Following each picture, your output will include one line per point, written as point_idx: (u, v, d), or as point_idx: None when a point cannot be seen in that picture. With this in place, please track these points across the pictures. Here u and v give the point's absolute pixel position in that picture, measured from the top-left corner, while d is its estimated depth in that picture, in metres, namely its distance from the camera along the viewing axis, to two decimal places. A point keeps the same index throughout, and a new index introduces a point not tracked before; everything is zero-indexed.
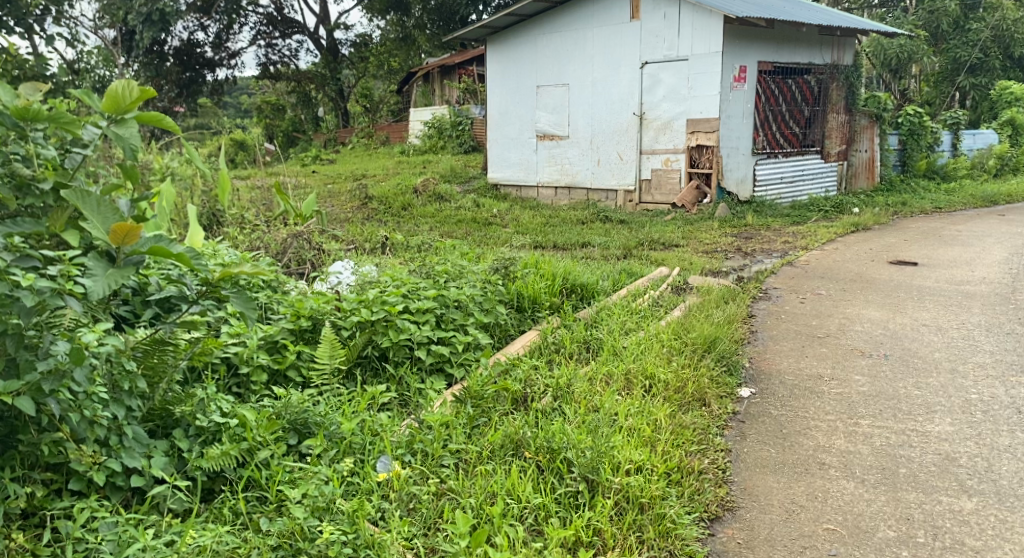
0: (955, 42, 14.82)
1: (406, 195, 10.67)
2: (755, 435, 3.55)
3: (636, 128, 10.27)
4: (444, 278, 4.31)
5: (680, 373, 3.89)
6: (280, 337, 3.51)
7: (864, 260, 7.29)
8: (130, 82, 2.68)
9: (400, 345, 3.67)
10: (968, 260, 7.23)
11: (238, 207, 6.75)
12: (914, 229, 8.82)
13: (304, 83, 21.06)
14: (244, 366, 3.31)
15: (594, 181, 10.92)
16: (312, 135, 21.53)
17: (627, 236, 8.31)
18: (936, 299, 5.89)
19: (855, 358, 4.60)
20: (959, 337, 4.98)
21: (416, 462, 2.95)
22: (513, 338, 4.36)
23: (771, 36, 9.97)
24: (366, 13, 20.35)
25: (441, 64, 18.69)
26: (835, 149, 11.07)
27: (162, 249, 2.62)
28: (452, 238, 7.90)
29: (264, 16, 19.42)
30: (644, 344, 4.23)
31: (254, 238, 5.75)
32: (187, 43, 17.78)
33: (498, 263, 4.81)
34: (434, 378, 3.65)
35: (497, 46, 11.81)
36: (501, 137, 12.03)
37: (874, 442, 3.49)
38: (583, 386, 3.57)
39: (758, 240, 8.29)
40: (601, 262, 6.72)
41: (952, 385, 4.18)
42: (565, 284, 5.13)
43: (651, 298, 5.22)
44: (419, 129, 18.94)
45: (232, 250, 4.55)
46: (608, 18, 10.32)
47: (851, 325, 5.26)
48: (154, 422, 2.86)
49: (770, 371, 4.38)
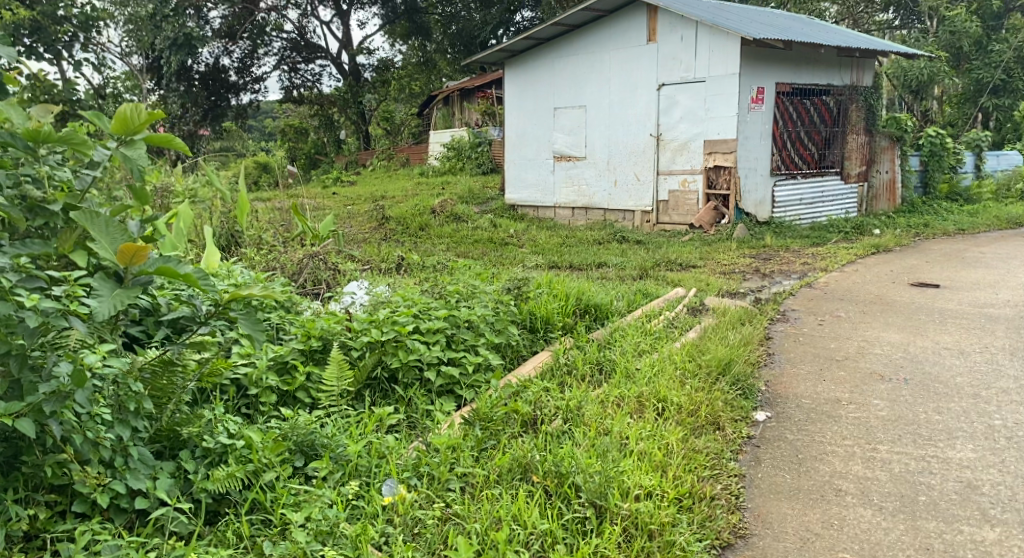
0: (977, 63, 14.72)
1: (423, 215, 10.70)
2: (770, 460, 3.48)
3: (653, 149, 10.25)
4: (455, 298, 4.30)
5: (694, 396, 3.83)
6: (289, 358, 3.48)
7: (885, 282, 7.20)
8: (139, 104, 2.70)
9: (409, 366, 3.64)
10: (991, 282, 7.12)
11: (258, 228, 6.76)
12: (936, 251, 8.71)
13: (326, 106, 21.23)
14: (253, 387, 3.27)
15: (611, 201, 10.89)
16: (333, 157, 21.64)
17: (644, 257, 8.27)
18: (958, 322, 5.79)
19: (874, 383, 4.51)
20: (982, 361, 4.88)
21: (422, 486, 2.91)
22: (525, 359, 4.33)
23: (789, 58, 9.94)
24: (387, 37, 20.55)
25: (461, 87, 18.82)
26: (856, 171, 10.94)
27: (169, 270, 2.61)
28: (468, 259, 7.88)
29: (288, 41, 19.64)
30: (657, 366, 4.18)
31: (271, 259, 5.77)
32: (212, 68, 18.03)
33: (511, 284, 4.80)
34: (443, 400, 3.61)
35: (514, 68, 11.86)
36: (519, 158, 12.04)
37: (892, 469, 3.40)
38: (594, 409, 3.52)
39: (777, 261, 8.22)
40: (617, 282, 6.68)
41: (975, 410, 4.10)
42: (579, 303, 5.09)
43: (666, 319, 5.18)
44: (438, 151, 19.07)
45: (248, 271, 4.56)
46: (625, 40, 10.33)
47: (871, 348, 5.18)
48: (161, 443, 2.83)
49: (786, 395, 4.31)
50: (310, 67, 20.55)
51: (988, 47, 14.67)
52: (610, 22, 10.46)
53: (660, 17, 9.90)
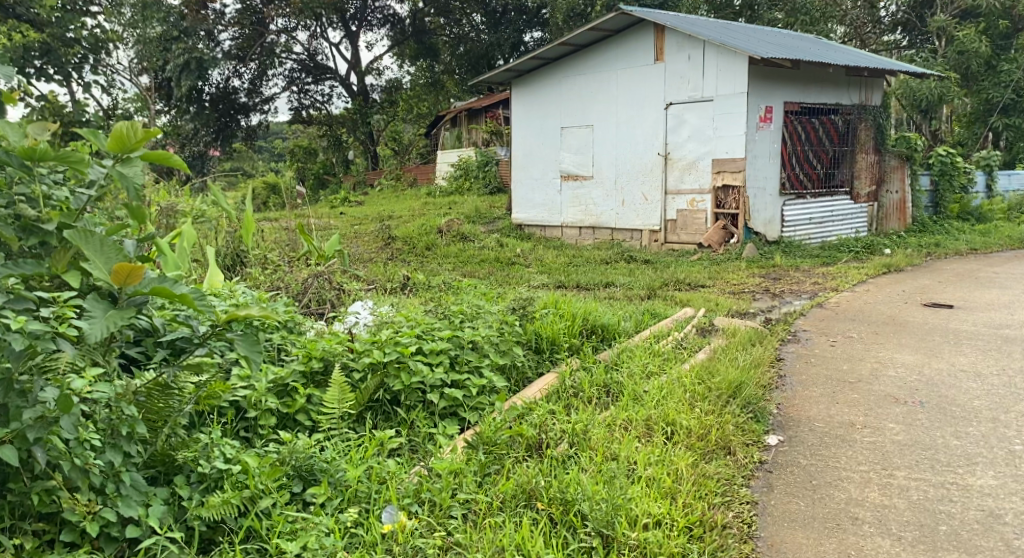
0: (985, 83, 14.65)
1: (429, 235, 10.64)
2: (783, 486, 3.38)
3: (661, 168, 10.19)
4: (459, 319, 4.22)
5: (703, 420, 3.73)
6: (290, 381, 3.39)
7: (898, 302, 7.09)
8: (134, 121, 2.63)
9: (412, 388, 3.55)
10: (1006, 303, 7.01)
11: (264, 248, 6.72)
12: (949, 271, 8.60)
13: (336, 127, 21.27)
14: (252, 410, 3.17)
15: (619, 221, 10.82)
16: (342, 177, 21.64)
17: (652, 276, 8.19)
18: (974, 343, 5.68)
19: (888, 406, 4.40)
20: (1000, 384, 4.76)
21: (423, 513, 2.81)
22: (531, 381, 4.25)
23: (797, 77, 9.89)
24: (396, 59, 20.65)
25: (469, 108, 18.83)
26: (865, 191, 10.88)
27: (164, 290, 2.54)
28: (474, 279, 7.82)
29: (298, 63, 19.71)
30: (666, 388, 4.08)
31: (275, 279, 5.73)
32: (222, 89, 18.05)
33: (516, 303, 4.72)
34: (446, 422, 3.52)
35: (521, 88, 11.84)
36: (526, 177, 12.00)
37: (911, 496, 3.30)
38: (600, 432, 3.42)
39: (787, 281, 8.13)
40: (624, 302, 6.59)
41: (994, 435, 4.00)
42: (585, 324, 5.00)
43: (674, 339, 5.09)
44: (447, 171, 19.11)
45: (250, 290, 4.51)
46: (633, 59, 10.30)
47: (885, 370, 5.07)
48: (156, 468, 2.74)
49: (798, 418, 4.20)
50: (320, 88, 20.62)
51: (997, 66, 14.59)
52: (617, 42, 10.44)
53: (667, 36, 9.88)
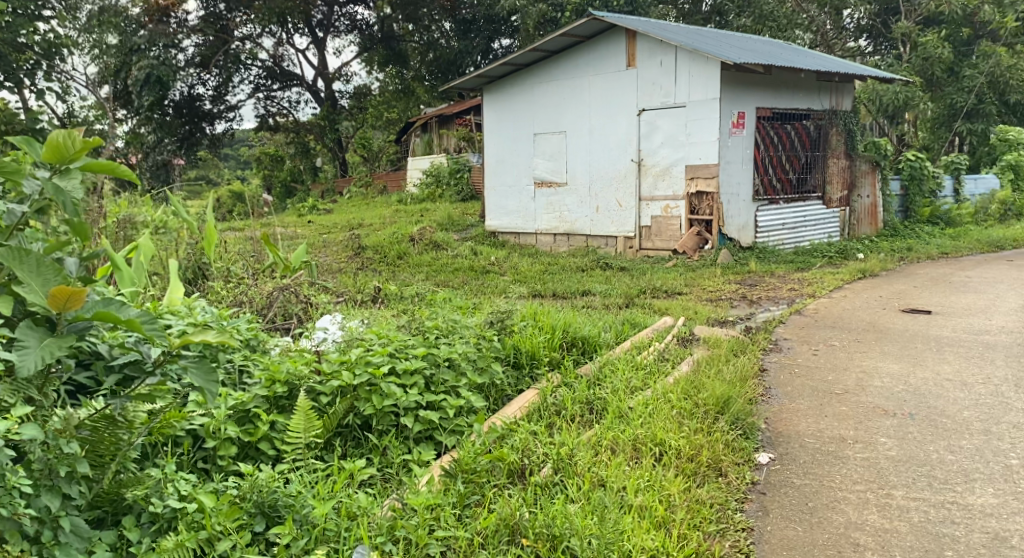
0: (949, 89, 14.75)
1: (401, 243, 10.40)
2: (779, 510, 3.20)
3: (635, 174, 10.05)
4: (434, 335, 4.00)
5: (692, 439, 3.55)
6: (252, 406, 3.15)
7: (876, 308, 6.98)
8: (71, 131, 2.41)
9: (384, 412, 3.33)
10: (983, 308, 6.92)
11: (227, 259, 6.47)
12: (923, 275, 8.55)
13: (303, 134, 20.90)
14: (210, 439, 2.92)
15: (593, 228, 10.66)
16: (310, 185, 21.26)
17: (629, 284, 8.04)
18: (956, 350, 5.57)
19: (878, 419, 4.25)
20: (987, 394, 4.64)
21: (398, 553, 2.59)
22: (510, 398, 4.07)
23: (769, 82, 9.80)
24: (364, 65, 20.39)
25: (438, 114, 18.57)
26: (837, 195, 10.81)
27: (108, 315, 2.35)
28: (448, 289, 7.65)
29: (263, 69, 19.26)
30: (652, 405, 3.90)
31: (238, 292, 5.49)
32: (187, 97, 17.70)
33: (494, 317, 4.52)
34: (422, 448, 3.31)
35: (493, 94, 11.64)
36: (499, 184, 11.81)
37: (911, 518, 3.15)
38: (587, 456, 3.22)
39: (763, 287, 8.02)
40: (602, 311, 6.43)
41: (988, 449, 3.86)
42: (566, 337, 4.82)
43: (656, 351, 4.92)
44: (417, 178, 18.90)
45: (209, 304, 4.27)
46: (606, 65, 10.15)
47: (871, 380, 4.92)
48: (102, 509, 2.52)
49: (788, 434, 4.04)
50: (286, 95, 20.28)
51: (960, 72, 14.72)
52: (589, 48, 10.30)
53: (639, 42, 9.75)
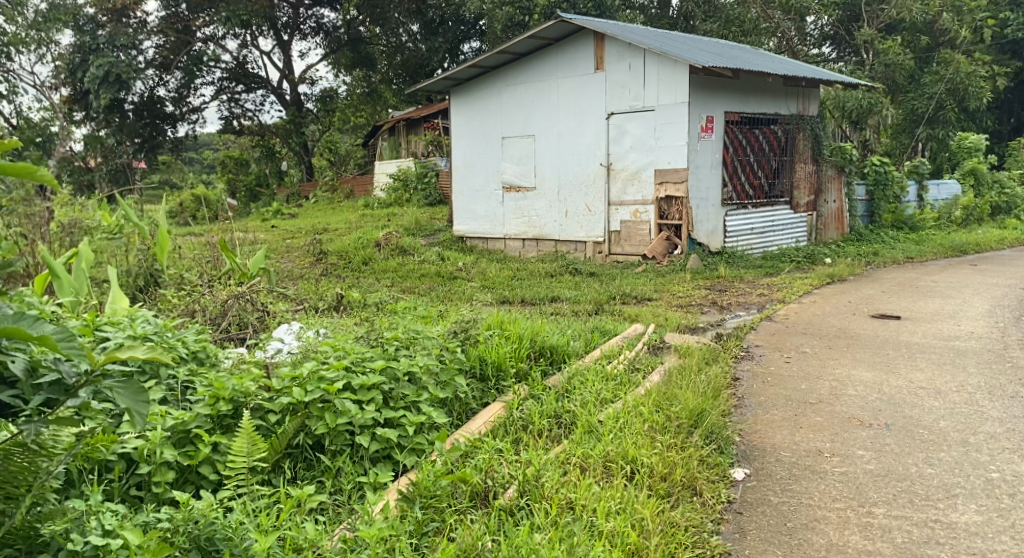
0: (910, 95, 14.84)
1: (367, 249, 10.15)
2: (757, 532, 3.06)
3: (604, 178, 9.91)
4: (393, 346, 3.79)
5: (666, 456, 3.37)
6: (193, 426, 2.92)
7: (845, 313, 6.88)
8: None
9: (338, 431, 3.12)
10: (951, 313, 6.86)
11: (181, 267, 6.22)
12: (890, 280, 8.48)
13: (268, 137, 20.51)
14: (144, 464, 2.70)
15: (562, 233, 10.49)
16: (275, 190, 20.89)
17: (598, 290, 7.88)
18: (927, 356, 5.47)
19: (854, 429, 4.12)
20: (962, 402, 4.53)
21: None
22: (475, 412, 3.88)
23: (737, 87, 9.71)
24: (331, 68, 20.11)
25: (405, 117, 18.30)
26: (804, 200, 10.76)
27: (20, 331, 2.14)
28: (413, 296, 7.48)
29: (226, 71, 18.87)
30: (623, 419, 3.72)
31: (189, 301, 5.26)
32: (148, 98, 17.27)
33: (457, 327, 4.34)
34: (378, 469, 3.10)
35: (460, 97, 11.44)
36: (467, 188, 11.60)
37: (894, 539, 3.03)
38: (554, 477, 3.04)
39: (733, 292, 7.90)
40: (571, 319, 6.27)
41: (968, 461, 3.73)
42: (533, 346, 4.64)
43: (627, 359, 4.75)
44: (384, 182, 18.65)
45: (152, 314, 4.03)
46: (574, 68, 10.01)
47: (844, 389, 4.79)
48: (15, 546, 2.30)
49: (764, 447, 3.87)
50: (251, 97, 19.91)
51: (920, 79, 14.84)
52: (557, 51, 10.14)
53: (608, 45, 9.63)
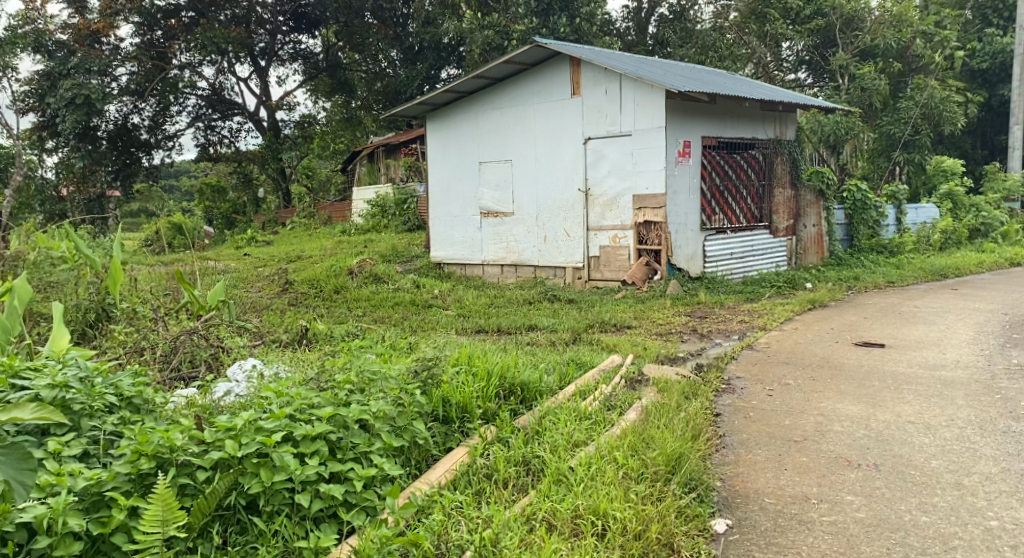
0: (887, 119, 14.75)
1: (339, 277, 9.84)
2: None
3: (582, 204, 9.69)
4: (345, 390, 3.46)
5: (640, 511, 3.13)
6: (109, 488, 2.70)
7: (829, 342, 6.63)
8: None
9: (275, 490, 2.86)
10: (936, 341, 6.63)
11: (137, 300, 5.83)
12: (872, 305, 8.28)
13: (245, 163, 20.12)
14: (43, 537, 2.52)
15: (541, 258, 10.24)
16: (252, 217, 20.50)
17: (577, 317, 7.62)
18: (915, 389, 5.21)
19: (842, 471, 3.85)
20: (954, 438, 4.28)
21: None
22: (436, 459, 3.57)
23: (715, 110, 9.54)
24: (309, 94, 19.86)
25: (383, 143, 18.02)
26: (784, 225, 10.53)
27: None
28: (383, 327, 7.15)
29: (203, 98, 18.56)
30: (594, 466, 3.43)
31: (139, 337, 4.93)
32: (120, 126, 16.92)
33: (419, 364, 3.97)
34: (322, 532, 2.84)
35: (435, 120, 11.18)
36: (444, 213, 11.33)
37: None
38: (514, 541, 2.83)
39: (713, 319, 7.65)
40: (547, 350, 5.94)
41: (964, 507, 3.47)
42: (503, 383, 4.30)
43: (602, 396, 4.45)
44: (362, 208, 18.42)
45: (85, 354, 3.66)
46: (550, 93, 9.81)
47: (830, 424, 4.53)
48: None
49: (745, 492, 3.61)
50: (227, 124, 19.59)
51: (896, 104, 14.77)
52: (533, 75, 9.93)
53: (584, 70, 9.44)
